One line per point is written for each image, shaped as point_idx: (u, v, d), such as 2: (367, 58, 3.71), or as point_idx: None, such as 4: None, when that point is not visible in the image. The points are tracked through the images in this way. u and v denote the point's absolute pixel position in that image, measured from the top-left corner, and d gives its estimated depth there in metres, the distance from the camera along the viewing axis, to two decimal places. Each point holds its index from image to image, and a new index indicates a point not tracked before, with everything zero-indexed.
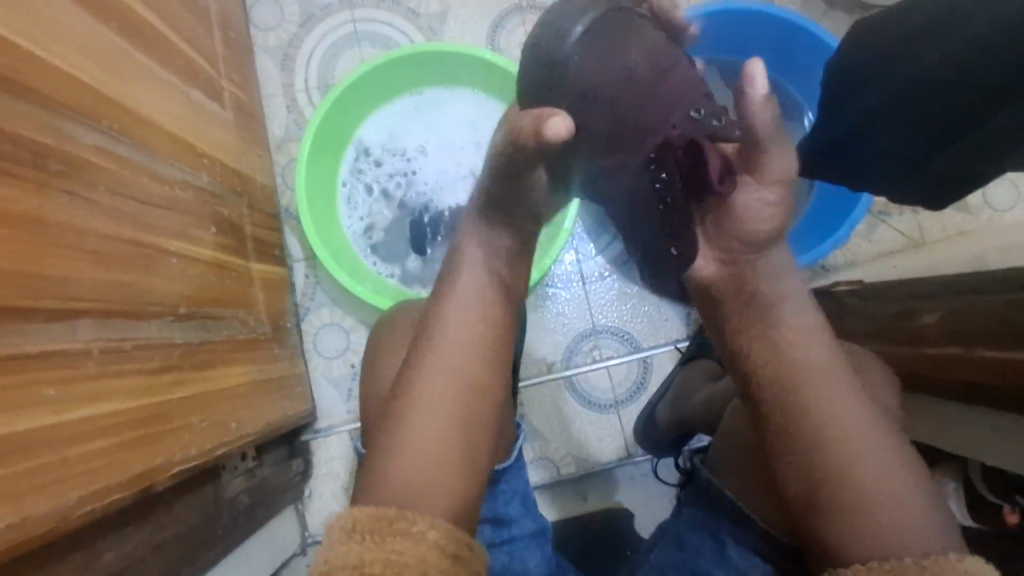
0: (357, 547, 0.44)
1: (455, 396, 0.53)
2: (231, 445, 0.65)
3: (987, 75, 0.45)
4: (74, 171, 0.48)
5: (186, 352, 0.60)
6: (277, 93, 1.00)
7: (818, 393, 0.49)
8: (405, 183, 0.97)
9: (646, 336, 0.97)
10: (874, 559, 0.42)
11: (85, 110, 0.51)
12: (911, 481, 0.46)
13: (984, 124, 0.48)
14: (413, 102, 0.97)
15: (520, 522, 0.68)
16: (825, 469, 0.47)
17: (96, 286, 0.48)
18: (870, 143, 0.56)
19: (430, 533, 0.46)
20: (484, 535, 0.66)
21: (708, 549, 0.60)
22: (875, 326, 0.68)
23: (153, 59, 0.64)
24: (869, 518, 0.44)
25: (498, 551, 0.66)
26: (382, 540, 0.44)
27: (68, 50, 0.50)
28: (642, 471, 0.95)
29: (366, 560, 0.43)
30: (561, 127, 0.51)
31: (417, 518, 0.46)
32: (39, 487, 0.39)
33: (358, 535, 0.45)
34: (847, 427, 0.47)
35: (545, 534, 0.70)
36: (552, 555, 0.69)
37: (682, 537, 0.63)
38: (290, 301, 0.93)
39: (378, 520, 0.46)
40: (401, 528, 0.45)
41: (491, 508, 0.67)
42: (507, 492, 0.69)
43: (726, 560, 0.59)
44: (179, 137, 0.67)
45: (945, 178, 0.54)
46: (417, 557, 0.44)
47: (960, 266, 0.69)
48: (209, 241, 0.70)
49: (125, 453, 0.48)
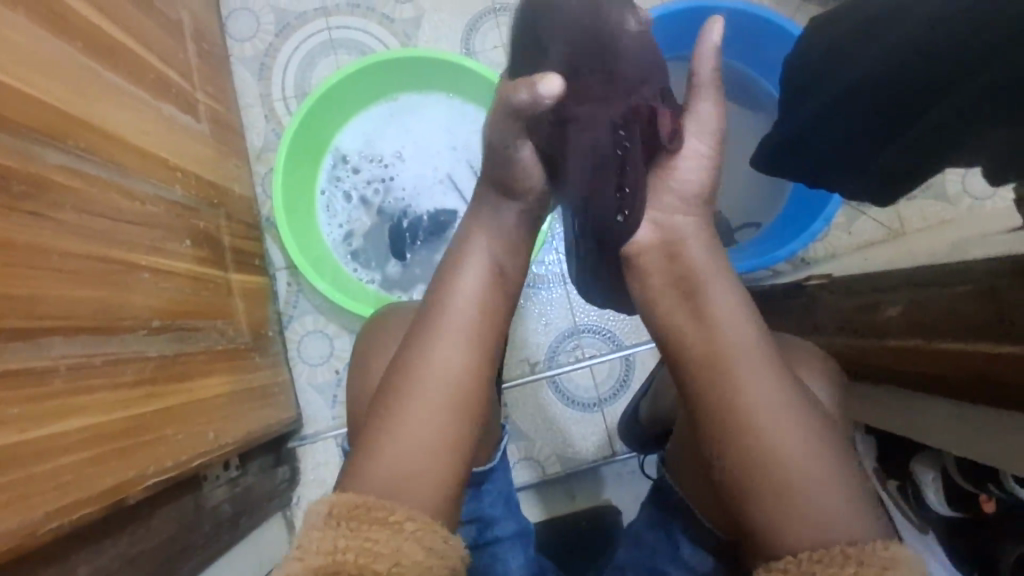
0: (332, 532, 0.44)
1: (417, 387, 0.53)
2: (210, 456, 0.66)
3: (928, 66, 0.46)
4: (40, 193, 0.49)
5: (162, 364, 0.61)
6: (255, 104, 1.00)
7: (743, 377, 0.48)
8: (383, 189, 0.98)
9: (628, 334, 0.98)
10: (806, 551, 0.42)
11: (49, 132, 0.51)
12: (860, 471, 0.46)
13: (938, 114, 0.47)
14: (389, 108, 0.98)
15: (501, 524, 0.69)
16: (756, 462, 0.46)
17: (68, 303, 0.49)
18: (829, 137, 0.57)
19: (407, 524, 0.46)
20: (469, 535, 0.67)
21: (663, 545, 0.62)
22: (844, 318, 0.69)
23: (122, 76, 0.65)
24: (804, 511, 0.44)
25: (480, 552, 0.67)
26: (359, 527, 0.45)
27: (33, 74, 0.51)
28: (629, 469, 0.96)
29: (341, 546, 0.43)
30: (556, 86, 0.54)
31: (396, 508, 0.47)
32: (6, 504, 0.40)
33: (336, 521, 0.45)
34: (768, 418, 0.47)
35: (526, 535, 0.71)
36: (535, 558, 0.70)
37: (641, 536, 0.64)
38: (272, 310, 0.94)
39: (355, 507, 0.46)
40: (378, 516, 0.46)
41: (475, 509, 0.68)
42: (492, 494, 0.69)
43: (680, 561, 0.60)
44: (151, 153, 0.68)
45: (897, 173, 0.54)
46: (392, 547, 0.44)
47: (935, 257, 0.68)
48: (186, 255, 0.71)
49: (96, 467, 0.49)
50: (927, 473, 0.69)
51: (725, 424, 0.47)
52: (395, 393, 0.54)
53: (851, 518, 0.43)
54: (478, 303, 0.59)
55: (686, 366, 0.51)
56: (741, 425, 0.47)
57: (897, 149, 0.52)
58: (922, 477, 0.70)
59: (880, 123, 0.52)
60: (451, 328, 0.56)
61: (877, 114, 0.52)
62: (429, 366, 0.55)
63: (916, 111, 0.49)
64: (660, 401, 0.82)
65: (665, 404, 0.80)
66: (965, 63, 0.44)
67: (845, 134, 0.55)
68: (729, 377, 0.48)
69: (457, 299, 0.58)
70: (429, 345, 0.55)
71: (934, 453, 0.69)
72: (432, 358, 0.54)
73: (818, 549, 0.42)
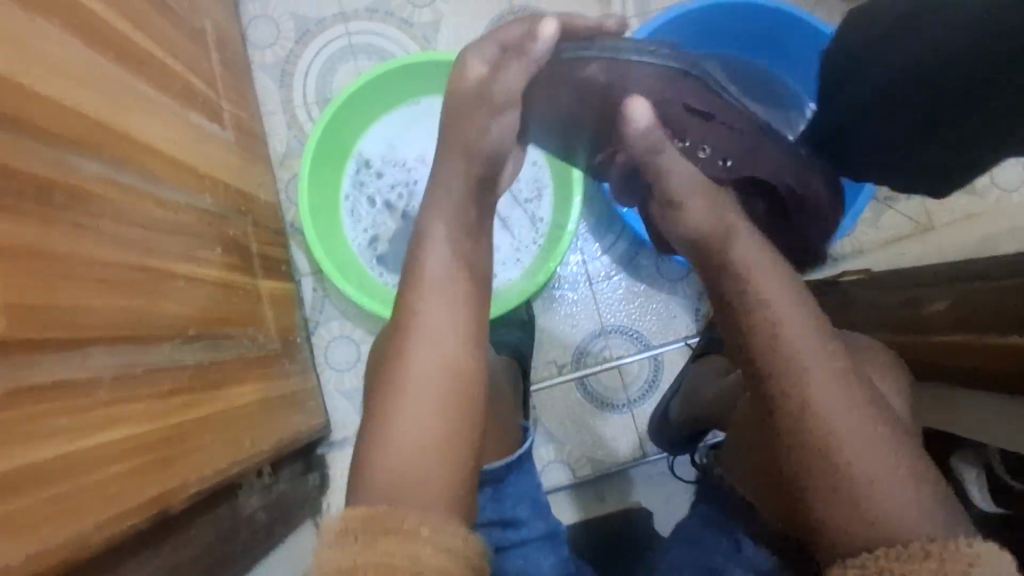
0: (350, 545, 0.42)
1: (457, 398, 0.53)
2: (245, 464, 0.66)
3: (975, 61, 0.46)
4: (78, 203, 0.49)
5: (197, 373, 0.61)
6: (277, 110, 1.01)
7: (810, 378, 0.49)
8: (407, 194, 0.98)
9: (656, 334, 0.97)
10: (881, 548, 0.43)
11: (86, 142, 0.51)
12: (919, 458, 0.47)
13: (996, 104, 0.47)
14: (411, 112, 0.98)
15: (530, 524, 0.66)
16: (827, 461, 0.47)
17: (107, 313, 0.49)
18: (871, 130, 0.56)
19: (421, 529, 0.44)
20: (492, 537, 0.64)
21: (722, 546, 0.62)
22: (883, 315, 0.68)
23: (150, 85, 0.65)
24: (875, 514, 0.44)
25: (511, 554, 0.65)
26: (375, 542, 0.42)
27: (69, 84, 0.51)
28: (659, 470, 0.95)
29: (356, 564, 0.41)
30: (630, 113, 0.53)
31: (408, 515, 0.44)
32: (57, 516, 0.40)
33: (352, 535, 0.43)
34: (835, 417, 0.47)
35: (557, 537, 0.68)
36: (568, 558, 0.68)
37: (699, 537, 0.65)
38: (299, 316, 0.94)
39: (368, 520, 0.44)
40: (394, 526, 0.44)
41: (497, 511, 0.66)
42: (514, 496, 0.67)
43: (741, 557, 0.61)
44: (180, 161, 0.67)
45: (943, 165, 0.54)
46: (408, 556, 0.42)
47: (974, 250, 0.67)
48: (216, 262, 0.71)
49: (141, 477, 0.49)
50: (970, 468, 0.68)
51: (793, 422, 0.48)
52: (420, 409, 0.51)
53: (918, 516, 0.44)
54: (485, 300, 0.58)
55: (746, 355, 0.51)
56: (809, 423, 0.48)
57: (941, 138, 0.52)
58: (964, 473, 0.68)
59: (930, 115, 0.51)
60: (458, 328, 0.55)
61: (922, 109, 0.51)
62: (454, 370, 0.53)
63: (964, 106, 0.48)
64: (691, 402, 0.81)
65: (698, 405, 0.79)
66: (1009, 56, 0.44)
67: (887, 130, 0.55)
68: (795, 379, 0.49)
69: (459, 295, 0.56)
70: (457, 351, 0.54)
71: (977, 448, 0.67)
72: (465, 364, 0.54)
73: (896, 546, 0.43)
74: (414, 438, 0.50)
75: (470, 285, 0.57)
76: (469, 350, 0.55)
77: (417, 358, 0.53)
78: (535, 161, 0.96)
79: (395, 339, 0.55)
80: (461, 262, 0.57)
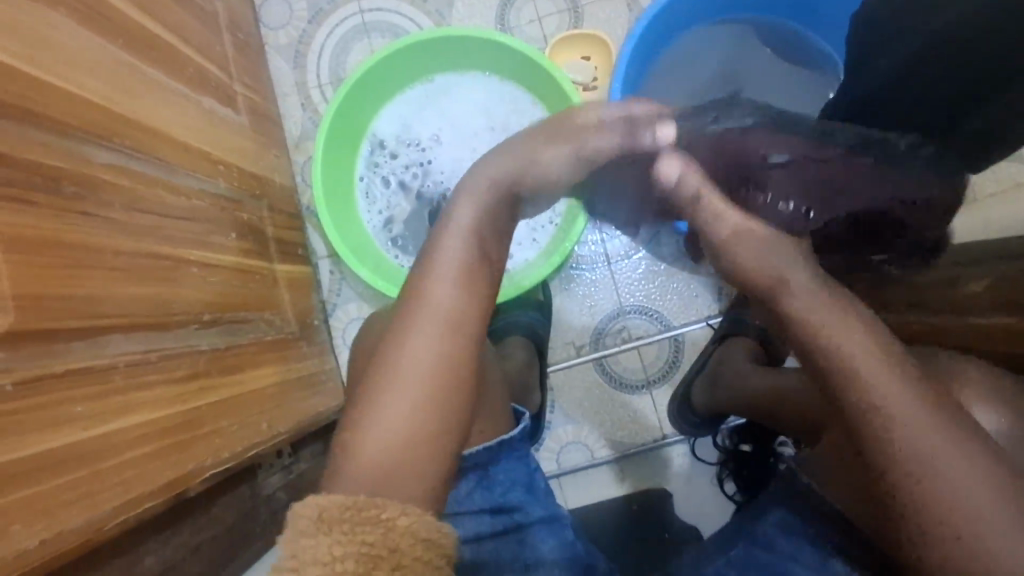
0: (325, 539, 0.40)
1: (448, 381, 0.51)
2: (264, 446, 0.66)
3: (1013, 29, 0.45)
4: (89, 191, 0.49)
5: (213, 357, 0.61)
6: (291, 92, 1.00)
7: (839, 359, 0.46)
8: (421, 173, 0.97)
9: (676, 314, 0.95)
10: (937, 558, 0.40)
11: (97, 130, 0.52)
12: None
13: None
14: (425, 91, 0.96)
15: (522, 510, 0.61)
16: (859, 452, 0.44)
17: (120, 300, 0.49)
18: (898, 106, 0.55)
19: (400, 520, 0.43)
20: (483, 525, 0.58)
21: (805, 557, 0.56)
22: (921, 296, 0.66)
23: (163, 71, 0.65)
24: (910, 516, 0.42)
25: (506, 540, 0.59)
26: (354, 530, 0.41)
27: (78, 72, 0.51)
28: (679, 452, 0.93)
29: (337, 555, 0.39)
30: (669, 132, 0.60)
31: (387, 505, 0.43)
32: (72, 501, 0.41)
33: (327, 526, 0.41)
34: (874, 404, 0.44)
35: (557, 520, 0.63)
36: (574, 541, 0.62)
37: (771, 540, 0.59)
38: (316, 298, 0.95)
39: (346, 509, 0.42)
40: (371, 516, 0.42)
41: (486, 498, 0.59)
42: (505, 482, 0.61)
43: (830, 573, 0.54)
44: (193, 146, 0.68)
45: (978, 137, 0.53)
46: (388, 547, 0.41)
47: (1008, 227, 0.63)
48: (231, 247, 0.71)
49: (157, 460, 0.50)
50: None
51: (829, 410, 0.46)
52: (412, 397, 0.49)
53: None
54: (483, 273, 0.55)
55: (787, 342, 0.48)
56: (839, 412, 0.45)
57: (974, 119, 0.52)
58: None
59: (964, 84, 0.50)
60: (452, 311, 0.53)
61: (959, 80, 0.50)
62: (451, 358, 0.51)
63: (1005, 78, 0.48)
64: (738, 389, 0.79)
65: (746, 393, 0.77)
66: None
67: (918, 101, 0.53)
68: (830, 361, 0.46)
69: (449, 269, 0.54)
70: (449, 335, 0.52)
71: None
72: (458, 345, 0.52)
73: None
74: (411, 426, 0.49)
75: (481, 268, 0.55)
76: (462, 334, 0.52)
77: (412, 341, 0.51)
78: None
79: (401, 319, 0.53)
80: (476, 252, 0.55)
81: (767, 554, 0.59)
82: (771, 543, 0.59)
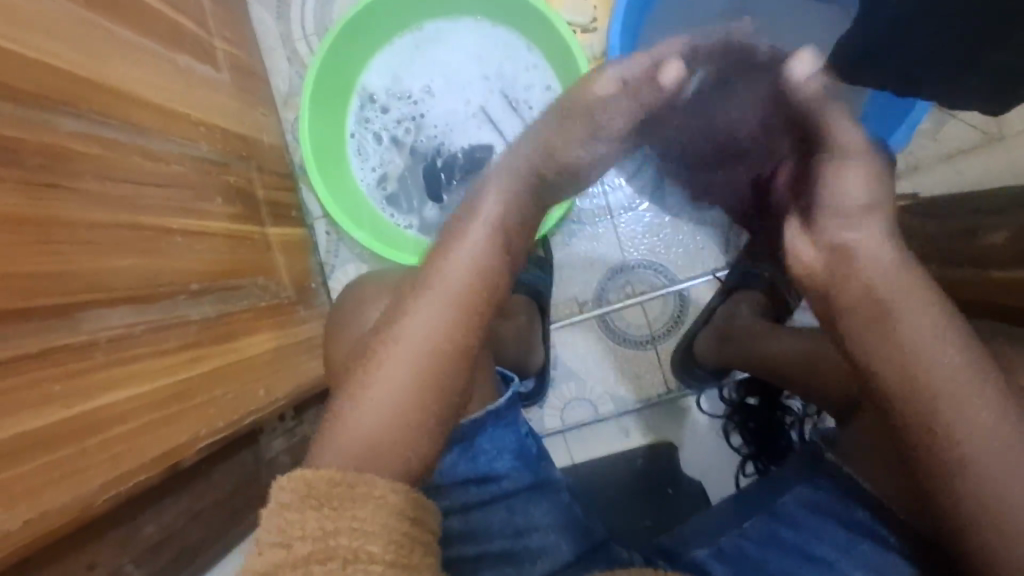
0: (314, 514, 0.40)
1: (446, 366, 0.49)
2: (264, 413, 0.67)
3: None
4: (56, 164, 0.47)
5: (204, 327, 0.61)
6: (276, 45, 0.96)
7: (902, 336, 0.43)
8: (414, 128, 0.93)
9: (681, 268, 0.93)
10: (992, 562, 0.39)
11: (61, 96, 0.49)
12: (986, 392, 0.40)
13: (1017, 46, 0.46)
14: (415, 39, 0.92)
15: (510, 477, 0.60)
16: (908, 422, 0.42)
17: (99, 276, 0.49)
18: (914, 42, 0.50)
19: (390, 495, 0.42)
20: (470, 494, 0.59)
21: (829, 534, 0.55)
22: (929, 246, 0.66)
23: (131, 28, 0.62)
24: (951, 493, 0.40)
25: (495, 508, 0.60)
26: (343, 506, 0.40)
27: (37, 36, 0.48)
28: (686, 406, 0.93)
29: (330, 530, 0.39)
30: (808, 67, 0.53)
31: (376, 481, 0.42)
32: (58, 479, 0.41)
33: (315, 501, 0.40)
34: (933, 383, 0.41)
35: (551, 485, 0.62)
36: (568, 504, 0.62)
37: (795, 518, 0.57)
38: (314, 261, 0.93)
39: (335, 483, 0.42)
40: (360, 492, 0.42)
41: (471, 468, 0.60)
42: (490, 450, 0.60)
43: (857, 554, 0.53)
44: (170, 108, 0.65)
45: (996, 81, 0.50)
46: (380, 523, 0.40)
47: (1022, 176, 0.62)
48: (218, 213, 0.69)
49: (148, 433, 0.50)
50: None
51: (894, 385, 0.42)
52: (416, 373, 0.48)
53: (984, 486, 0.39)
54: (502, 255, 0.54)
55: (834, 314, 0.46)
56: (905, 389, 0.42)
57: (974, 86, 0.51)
58: None
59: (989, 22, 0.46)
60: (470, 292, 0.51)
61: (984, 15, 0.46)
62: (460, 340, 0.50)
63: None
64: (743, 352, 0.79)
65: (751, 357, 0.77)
66: None
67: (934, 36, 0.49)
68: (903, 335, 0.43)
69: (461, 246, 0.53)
70: (458, 318, 0.50)
71: None
72: (465, 330, 0.51)
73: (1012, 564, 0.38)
74: (400, 407, 0.48)
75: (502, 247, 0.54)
76: (473, 318, 0.51)
77: (420, 317, 0.50)
78: (549, 86, 0.90)
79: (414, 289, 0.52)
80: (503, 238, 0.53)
81: (791, 530, 0.57)
82: (796, 520, 0.57)
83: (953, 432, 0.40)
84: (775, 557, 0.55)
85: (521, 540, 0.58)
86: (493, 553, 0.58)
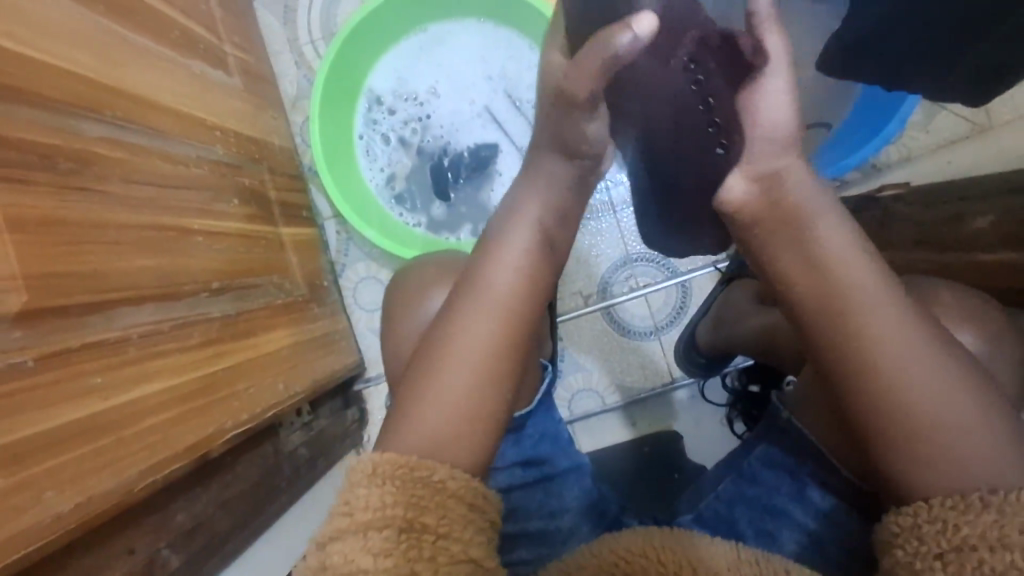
0: (379, 490, 0.42)
1: (484, 360, 0.50)
2: (282, 406, 0.69)
3: None
4: (86, 167, 0.49)
5: (226, 323, 0.63)
6: (283, 49, 0.98)
7: (863, 318, 0.43)
8: (421, 128, 0.95)
9: (683, 260, 0.95)
10: (938, 496, 0.40)
11: (87, 104, 0.52)
12: (893, 314, 0.43)
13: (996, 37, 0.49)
14: (420, 41, 0.94)
15: (553, 461, 0.64)
16: (863, 390, 0.43)
17: (130, 275, 0.51)
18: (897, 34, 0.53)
19: (450, 482, 0.44)
20: (514, 477, 0.62)
21: (784, 486, 0.60)
22: (923, 231, 0.68)
23: (147, 36, 0.64)
24: (903, 456, 0.42)
25: (533, 490, 0.63)
26: (403, 484, 0.43)
27: (63, 45, 0.50)
28: (690, 394, 0.95)
29: (390, 503, 0.42)
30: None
31: (437, 466, 0.44)
32: (103, 466, 0.44)
33: (381, 479, 0.43)
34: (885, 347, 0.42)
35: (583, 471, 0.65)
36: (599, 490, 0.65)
37: (756, 473, 0.62)
38: (326, 259, 0.96)
39: (399, 466, 0.44)
40: (422, 476, 0.44)
41: (518, 454, 0.63)
42: (534, 435, 0.64)
43: (806, 502, 0.58)
44: (186, 113, 0.67)
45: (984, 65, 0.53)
46: (437, 502, 0.43)
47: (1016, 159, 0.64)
48: (235, 214, 0.72)
49: (179, 426, 0.52)
50: None
51: (839, 357, 0.44)
52: (461, 369, 0.49)
53: (948, 446, 0.41)
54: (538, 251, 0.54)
55: (799, 293, 0.46)
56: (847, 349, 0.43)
57: (963, 70, 0.54)
58: None
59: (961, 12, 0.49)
60: (510, 292, 0.52)
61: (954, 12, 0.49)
62: (499, 333, 0.50)
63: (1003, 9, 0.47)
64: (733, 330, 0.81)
65: (740, 334, 0.79)
66: None
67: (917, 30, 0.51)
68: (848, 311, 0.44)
69: (503, 243, 0.54)
70: (491, 315, 0.51)
71: None
72: (503, 329, 0.51)
73: (954, 496, 0.39)
74: (446, 392, 0.48)
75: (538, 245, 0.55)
76: (513, 315, 0.51)
77: (460, 323, 0.51)
78: None
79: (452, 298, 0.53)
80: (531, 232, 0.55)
81: (752, 485, 0.62)
82: (755, 473, 0.62)
83: (873, 361, 0.42)
84: (743, 512, 0.61)
85: (554, 521, 0.61)
86: (530, 533, 0.60)
